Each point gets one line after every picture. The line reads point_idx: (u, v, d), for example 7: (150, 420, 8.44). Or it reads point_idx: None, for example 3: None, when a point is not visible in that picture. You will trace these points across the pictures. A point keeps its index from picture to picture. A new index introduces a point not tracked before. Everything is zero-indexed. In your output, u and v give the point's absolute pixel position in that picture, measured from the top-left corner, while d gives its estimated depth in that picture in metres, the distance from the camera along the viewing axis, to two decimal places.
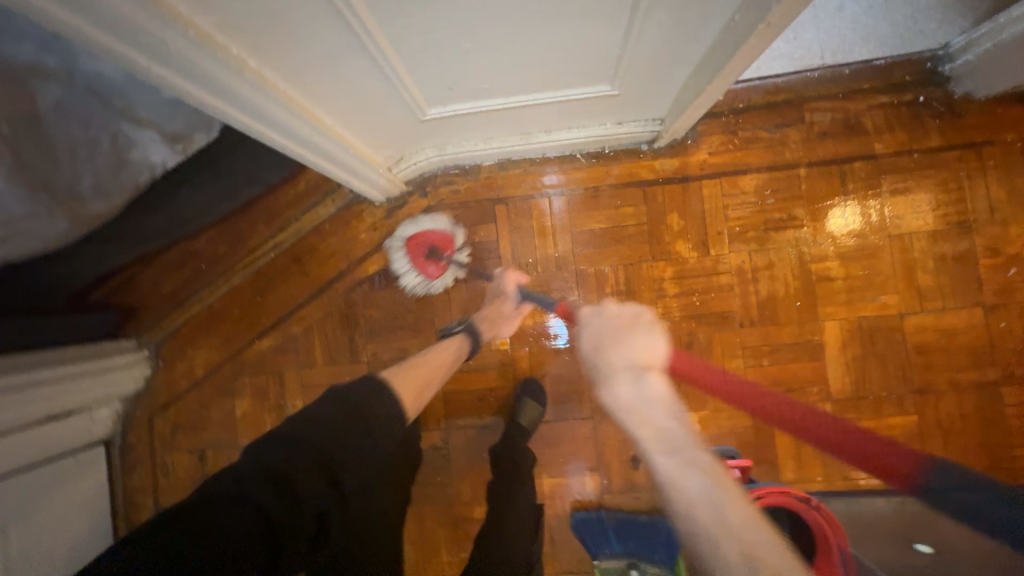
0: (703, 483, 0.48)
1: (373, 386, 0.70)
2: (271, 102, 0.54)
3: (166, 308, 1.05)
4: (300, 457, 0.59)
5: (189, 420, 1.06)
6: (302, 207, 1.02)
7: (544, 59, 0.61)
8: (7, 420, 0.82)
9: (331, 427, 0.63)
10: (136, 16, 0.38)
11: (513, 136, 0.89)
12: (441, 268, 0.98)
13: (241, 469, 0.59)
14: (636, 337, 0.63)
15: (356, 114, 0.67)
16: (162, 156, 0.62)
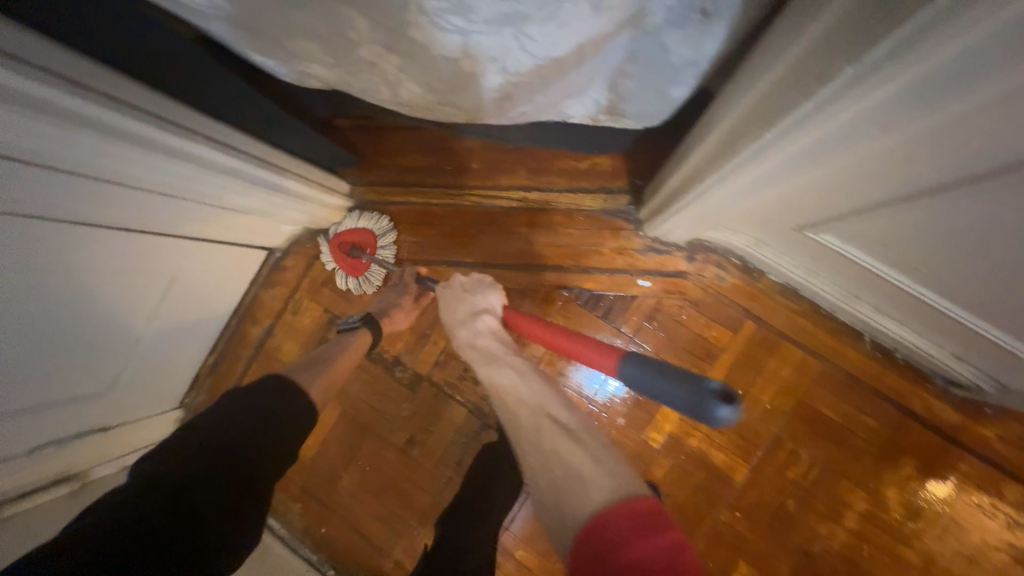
0: (509, 369, 0.64)
1: (277, 384, 0.73)
2: (784, 176, 0.48)
3: (391, 179, 1.02)
4: (218, 479, 0.62)
5: (341, 284, 1.03)
6: (571, 184, 0.95)
7: (1015, 311, 0.55)
8: (226, 203, 0.80)
9: (242, 432, 0.66)
10: (924, 99, 0.33)
11: (837, 286, 0.78)
12: (362, 265, 0.98)
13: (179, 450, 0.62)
14: (473, 296, 0.74)
15: (773, 206, 0.61)
16: (587, 115, 0.54)
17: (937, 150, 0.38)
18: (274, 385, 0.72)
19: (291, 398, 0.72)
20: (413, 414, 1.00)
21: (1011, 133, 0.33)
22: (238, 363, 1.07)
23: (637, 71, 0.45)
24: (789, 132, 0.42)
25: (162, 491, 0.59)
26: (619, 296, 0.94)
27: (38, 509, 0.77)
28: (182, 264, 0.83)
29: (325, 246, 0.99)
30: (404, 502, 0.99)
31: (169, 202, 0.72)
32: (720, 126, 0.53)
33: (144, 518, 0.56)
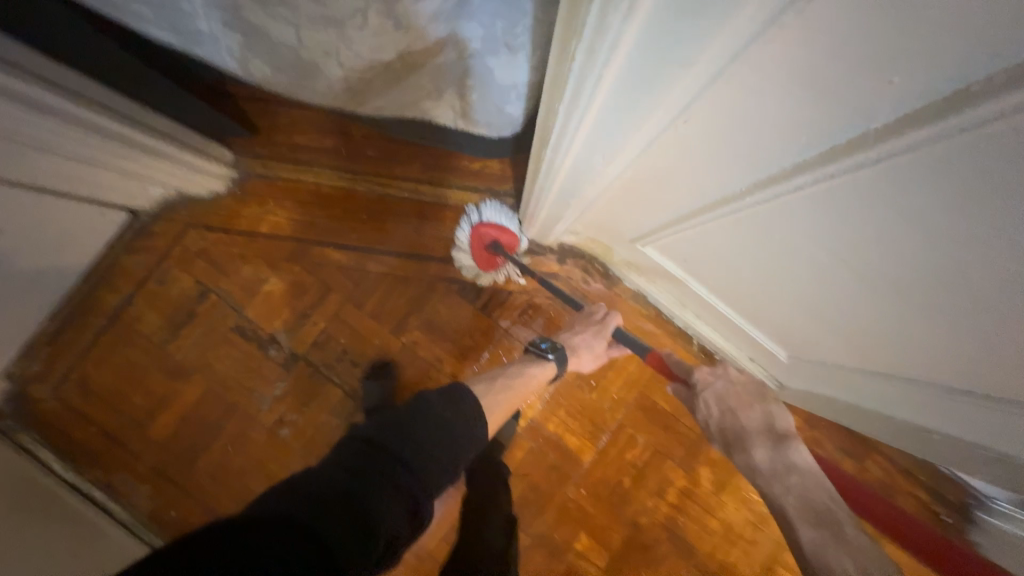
0: (854, 561, 0.53)
1: (448, 394, 0.67)
2: (591, 192, 0.58)
3: (283, 154, 1.00)
4: (383, 484, 0.54)
5: (219, 257, 0.99)
6: (465, 184, 1.01)
7: (772, 310, 0.68)
8: (91, 159, 0.75)
9: (406, 434, 0.58)
10: (627, 126, 0.42)
11: (670, 294, 0.92)
12: (496, 262, 0.98)
13: (327, 473, 0.52)
14: (765, 403, 0.77)
15: (607, 211, 0.72)
16: (439, 116, 0.60)
17: (690, 159, 0.46)
18: (442, 391, 0.67)
19: (469, 416, 0.66)
20: (286, 394, 0.99)
21: (709, 147, 0.43)
22: (86, 333, 0.97)
23: (471, 85, 0.51)
24: (578, 109, 0.43)
25: (277, 513, 0.47)
26: (499, 291, 1.02)
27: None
28: (19, 218, 0.75)
29: (467, 231, 0.97)
30: (268, 483, 0.98)
31: (21, 154, 0.67)
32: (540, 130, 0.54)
33: (306, 511, 0.48)
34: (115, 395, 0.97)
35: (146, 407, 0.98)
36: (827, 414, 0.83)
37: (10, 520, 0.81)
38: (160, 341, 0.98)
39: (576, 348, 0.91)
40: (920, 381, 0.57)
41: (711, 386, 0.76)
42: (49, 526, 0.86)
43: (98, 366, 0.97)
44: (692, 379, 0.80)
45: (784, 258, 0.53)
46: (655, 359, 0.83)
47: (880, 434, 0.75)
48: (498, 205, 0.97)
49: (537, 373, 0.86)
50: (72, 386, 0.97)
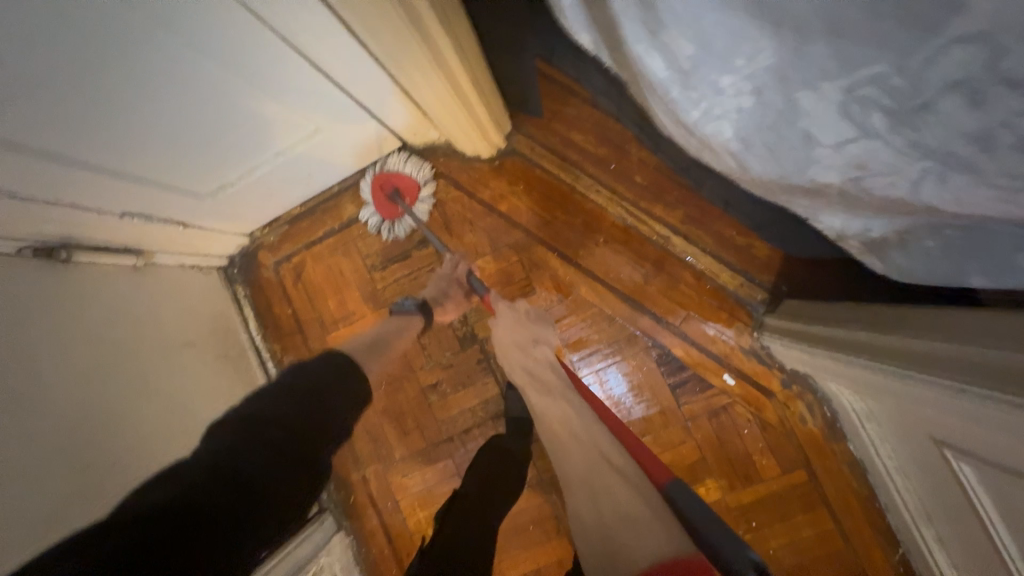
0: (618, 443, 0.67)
1: (334, 364, 0.67)
2: (973, 405, 0.46)
3: (553, 143, 0.95)
4: (253, 454, 0.54)
5: (451, 214, 1.00)
6: (718, 251, 0.90)
7: None
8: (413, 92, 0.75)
9: (291, 401, 0.60)
10: None
11: (918, 498, 0.74)
12: (398, 212, 0.99)
13: (186, 464, 0.52)
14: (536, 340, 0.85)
15: (934, 414, 0.57)
16: (850, 232, 0.48)
17: None
18: (317, 360, 0.66)
19: (350, 376, 0.67)
20: (450, 366, 0.99)
21: None
22: (319, 229, 1.04)
23: (960, 244, 0.39)
24: None
25: (158, 509, 0.48)
26: (698, 377, 0.90)
27: (104, 360, 0.74)
28: (328, 114, 0.80)
29: (368, 181, 0.99)
30: (398, 434, 1.01)
31: (360, 60, 0.69)
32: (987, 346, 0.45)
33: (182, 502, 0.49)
34: (316, 292, 1.05)
35: (335, 315, 1.04)
36: None
37: (201, 364, 0.91)
38: (368, 264, 1.03)
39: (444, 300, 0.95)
40: None
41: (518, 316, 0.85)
42: (223, 364, 0.96)
43: (317, 261, 1.05)
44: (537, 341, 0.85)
45: None
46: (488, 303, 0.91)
47: None
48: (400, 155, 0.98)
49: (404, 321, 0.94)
50: (290, 268, 1.06)
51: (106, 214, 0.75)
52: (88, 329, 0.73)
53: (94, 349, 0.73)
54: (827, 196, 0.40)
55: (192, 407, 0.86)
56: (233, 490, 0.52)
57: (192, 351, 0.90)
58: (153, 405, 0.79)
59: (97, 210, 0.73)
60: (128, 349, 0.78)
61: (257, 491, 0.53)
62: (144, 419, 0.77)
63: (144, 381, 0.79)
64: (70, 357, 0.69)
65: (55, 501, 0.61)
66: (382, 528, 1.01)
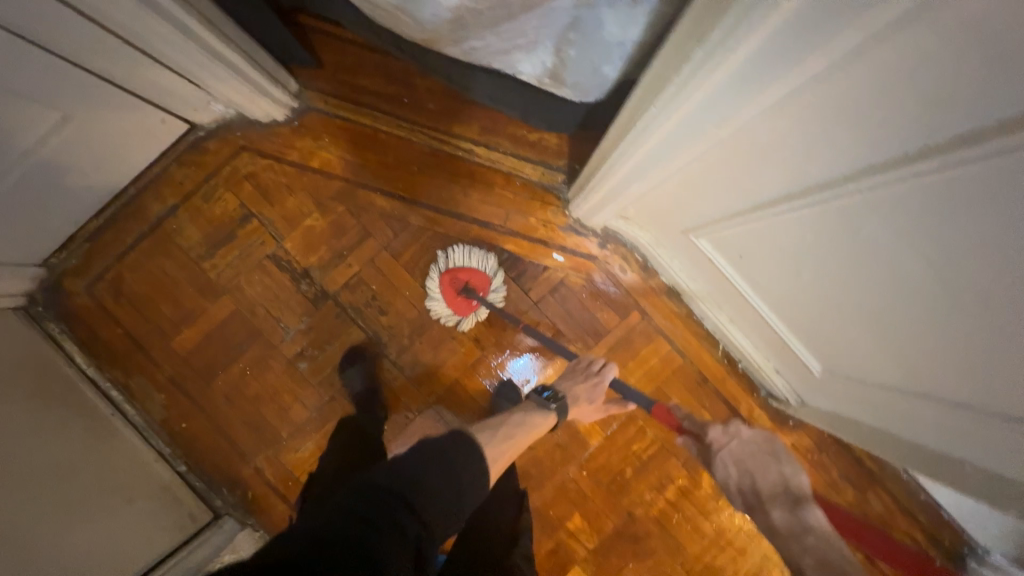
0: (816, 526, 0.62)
1: (460, 443, 0.68)
2: (648, 148, 0.59)
3: (345, 91, 0.99)
4: (384, 540, 0.53)
5: (266, 184, 1.00)
6: (518, 151, 1.01)
7: (813, 316, 0.68)
8: (166, 58, 0.75)
9: (421, 479, 0.60)
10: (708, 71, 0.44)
11: (705, 292, 0.92)
12: (473, 306, 0.99)
13: (295, 540, 0.52)
14: (781, 466, 0.74)
15: (660, 193, 0.72)
16: (529, 70, 0.60)
17: (766, 129, 0.48)
18: (447, 435, 0.69)
19: (473, 460, 0.68)
20: (311, 329, 1.00)
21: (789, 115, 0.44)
22: (128, 236, 0.98)
23: (576, 40, 0.52)
24: (695, 74, 0.45)
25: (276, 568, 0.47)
26: (535, 263, 1.02)
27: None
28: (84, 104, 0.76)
29: (439, 274, 0.98)
30: (280, 413, 0.99)
31: (97, 39, 0.67)
32: (639, 94, 0.56)
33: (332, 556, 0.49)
34: (145, 301, 0.98)
35: (175, 319, 0.99)
36: (845, 433, 0.83)
37: (32, 405, 0.83)
38: (196, 256, 0.99)
39: (576, 399, 0.90)
40: (942, 404, 0.56)
41: (728, 449, 0.73)
42: (59, 406, 0.88)
43: (135, 270, 0.98)
44: (707, 434, 0.76)
45: (828, 243, 0.54)
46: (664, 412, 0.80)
47: (878, 451, 0.76)
48: (473, 249, 1.00)
49: (539, 423, 0.85)
50: (107, 286, 0.98)
51: None
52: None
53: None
54: (468, 18, 0.50)
55: (28, 450, 0.78)
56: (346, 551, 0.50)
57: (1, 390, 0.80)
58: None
59: None
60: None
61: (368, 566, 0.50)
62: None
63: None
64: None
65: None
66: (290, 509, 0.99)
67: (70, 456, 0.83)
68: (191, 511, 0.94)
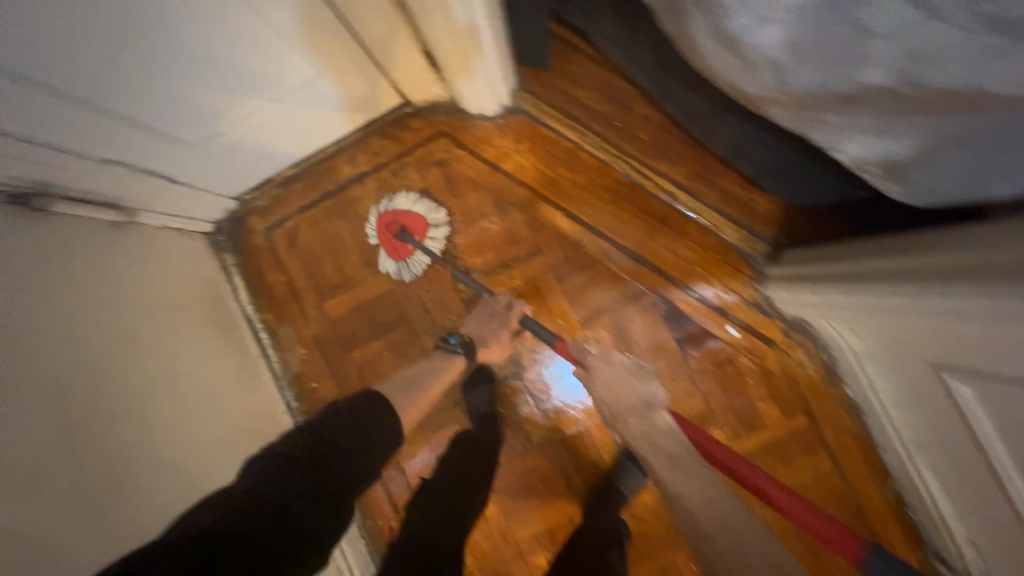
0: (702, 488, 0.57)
1: (366, 408, 0.81)
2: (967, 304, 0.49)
3: (559, 100, 0.94)
4: (250, 521, 0.62)
5: (454, 174, 0.97)
6: (722, 207, 0.92)
7: None
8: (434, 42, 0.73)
9: (310, 453, 0.73)
10: None
11: (908, 428, 0.79)
12: (410, 250, 0.96)
13: (197, 517, 0.59)
14: (643, 386, 0.71)
15: (924, 332, 0.61)
16: (864, 157, 0.51)
17: None
18: (316, 419, 0.79)
19: (385, 420, 0.80)
20: (455, 328, 0.97)
21: None
22: (315, 191, 1.00)
23: (978, 153, 0.42)
24: None
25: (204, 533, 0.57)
26: (704, 330, 0.93)
27: (80, 359, 0.63)
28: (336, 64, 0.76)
29: (373, 220, 0.97)
30: (403, 401, 0.98)
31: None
32: (966, 252, 0.50)
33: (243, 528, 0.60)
34: (313, 257, 1.00)
35: (333, 282, 1.00)
36: None
37: (203, 334, 0.87)
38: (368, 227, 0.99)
39: (485, 340, 0.92)
40: None
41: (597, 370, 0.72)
42: (223, 339, 0.92)
43: (312, 225, 1.00)
44: (587, 360, 0.75)
45: None
46: (563, 346, 0.83)
47: None
48: (409, 192, 0.97)
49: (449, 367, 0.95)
50: (284, 233, 1.01)
51: (86, 159, 0.68)
52: (51, 303, 0.62)
53: (66, 335, 0.63)
54: (878, 100, 0.40)
55: (184, 375, 0.80)
56: (242, 518, 0.61)
57: (183, 316, 0.84)
58: (142, 383, 0.72)
59: (79, 153, 0.67)
60: (102, 333, 0.68)
61: (267, 506, 0.64)
62: (134, 399, 0.69)
63: (129, 361, 0.71)
64: (37, 349, 0.58)
65: (58, 486, 0.54)
66: (387, 498, 0.97)
67: (216, 390, 0.85)
68: None
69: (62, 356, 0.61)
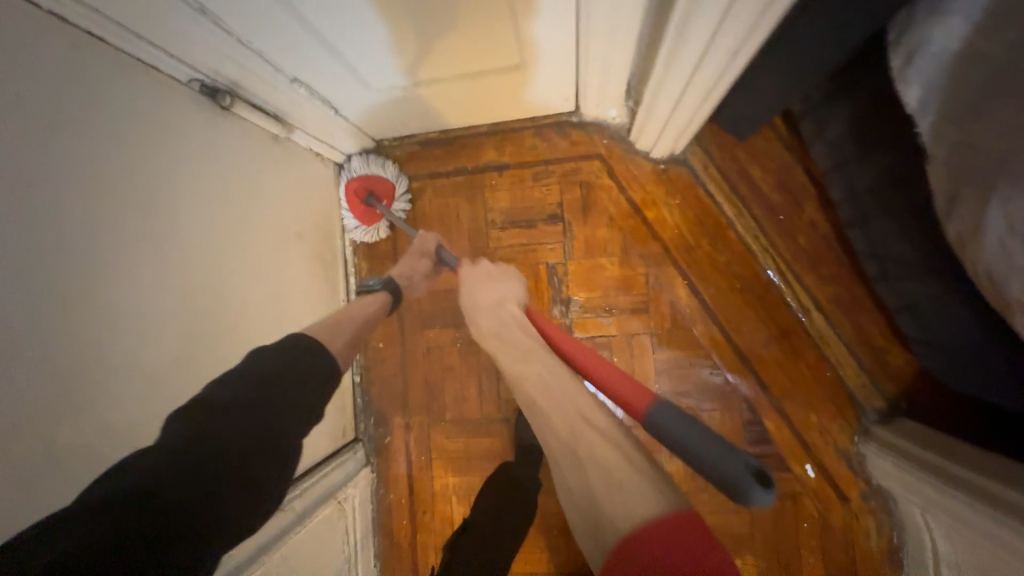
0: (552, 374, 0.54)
1: (295, 352, 0.61)
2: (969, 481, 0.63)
3: (732, 172, 0.88)
4: (227, 449, 0.51)
5: (593, 202, 0.93)
6: (855, 346, 0.85)
7: None
8: (662, 83, 0.66)
9: (245, 395, 0.54)
10: None
11: None
12: (379, 216, 0.95)
13: (200, 410, 0.52)
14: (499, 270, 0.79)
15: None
16: None
17: None
18: (281, 344, 0.61)
19: (315, 360, 0.62)
20: None
21: None
22: (452, 163, 0.97)
23: None
24: None
25: (115, 500, 0.42)
26: (780, 456, 0.87)
27: (206, 263, 0.64)
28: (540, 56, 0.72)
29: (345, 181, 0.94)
30: (457, 395, 0.98)
31: (618, 25, 0.60)
32: None
33: (149, 497, 0.44)
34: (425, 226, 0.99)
35: None
36: None
37: (307, 268, 0.88)
38: (488, 218, 0.97)
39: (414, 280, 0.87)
40: None
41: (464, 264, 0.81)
42: (320, 276, 0.92)
43: (437, 195, 0.98)
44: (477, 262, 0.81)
45: None
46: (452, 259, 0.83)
47: None
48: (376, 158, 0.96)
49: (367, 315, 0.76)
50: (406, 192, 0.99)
51: (279, 73, 0.68)
52: (204, 200, 0.64)
53: (207, 235, 0.64)
54: None
55: (284, 303, 0.81)
56: (171, 476, 0.46)
57: (299, 245, 0.85)
58: (251, 298, 0.73)
59: (276, 67, 0.66)
60: (232, 241, 0.69)
61: (190, 475, 0.47)
62: (235, 315, 0.70)
63: (245, 275, 0.72)
64: (176, 243, 0.60)
65: (160, 380, 0.57)
66: (407, 478, 0.99)
67: (303, 324, 0.85)
68: (343, 425, 0.96)
69: (195, 256, 0.62)
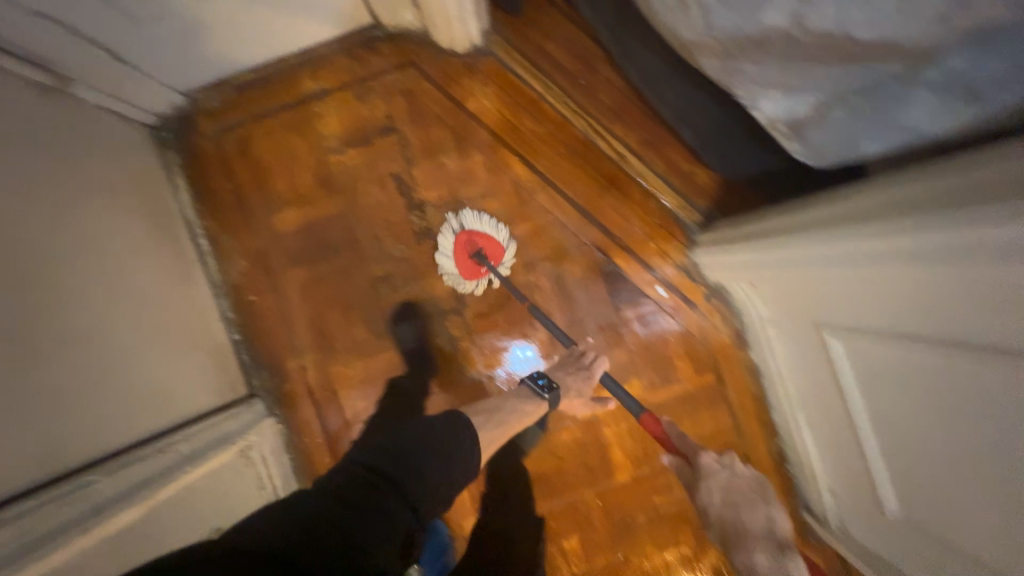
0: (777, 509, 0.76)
1: (451, 429, 0.70)
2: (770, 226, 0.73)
3: (529, 49, 0.97)
4: (375, 514, 0.53)
5: (418, 106, 0.98)
6: (666, 173, 0.98)
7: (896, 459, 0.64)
8: None
9: (397, 462, 0.60)
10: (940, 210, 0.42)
11: (797, 388, 0.88)
12: (479, 272, 0.97)
13: (353, 481, 0.56)
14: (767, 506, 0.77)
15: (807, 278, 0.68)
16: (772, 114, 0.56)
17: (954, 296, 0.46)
18: (440, 419, 0.70)
19: (463, 448, 0.68)
20: (403, 259, 0.99)
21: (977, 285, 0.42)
22: (273, 101, 0.97)
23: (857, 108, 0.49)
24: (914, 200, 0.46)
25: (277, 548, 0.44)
26: (635, 286, 1.00)
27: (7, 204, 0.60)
28: None
29: (452, 232, 0.97)
30: (343, 324, 1.00)
31: None
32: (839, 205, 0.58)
33: (296, 544, 0.45)
34: (264, 170, 0.98)
35: (283, 197, 0.99)
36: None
37: (138, 226, 0.84)
38: (325, 147, 0.98)
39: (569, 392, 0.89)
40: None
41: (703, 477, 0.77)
42: (156, 236, 0.87)
43: (267, 136, 0.98)
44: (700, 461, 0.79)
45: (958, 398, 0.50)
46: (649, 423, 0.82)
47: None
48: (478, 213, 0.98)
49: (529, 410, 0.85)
50: (235, 140, 0.98)
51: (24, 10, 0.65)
52: None
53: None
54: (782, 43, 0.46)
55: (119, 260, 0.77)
56: (325, 531, 0.48)
57: (118, 203, 0.81)
58: (70, 248, 0.68)
59: (17, 3, 0.63)
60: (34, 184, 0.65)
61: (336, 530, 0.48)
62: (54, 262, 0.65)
63: (58, 224, 0.67)
64: None
65: None
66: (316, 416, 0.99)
67: (148, 282, 0.81)
68: (230, 381, 0.94)
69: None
